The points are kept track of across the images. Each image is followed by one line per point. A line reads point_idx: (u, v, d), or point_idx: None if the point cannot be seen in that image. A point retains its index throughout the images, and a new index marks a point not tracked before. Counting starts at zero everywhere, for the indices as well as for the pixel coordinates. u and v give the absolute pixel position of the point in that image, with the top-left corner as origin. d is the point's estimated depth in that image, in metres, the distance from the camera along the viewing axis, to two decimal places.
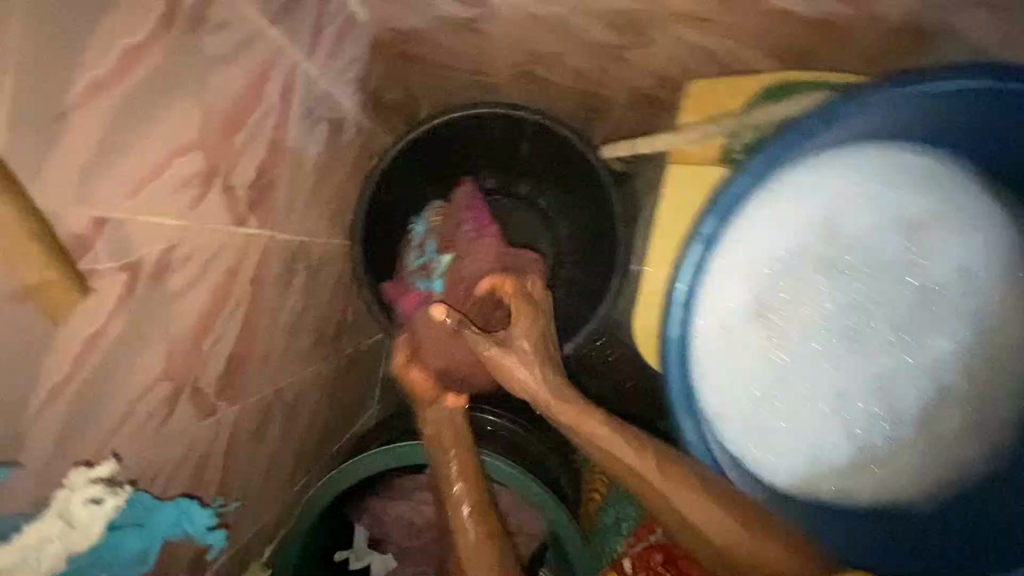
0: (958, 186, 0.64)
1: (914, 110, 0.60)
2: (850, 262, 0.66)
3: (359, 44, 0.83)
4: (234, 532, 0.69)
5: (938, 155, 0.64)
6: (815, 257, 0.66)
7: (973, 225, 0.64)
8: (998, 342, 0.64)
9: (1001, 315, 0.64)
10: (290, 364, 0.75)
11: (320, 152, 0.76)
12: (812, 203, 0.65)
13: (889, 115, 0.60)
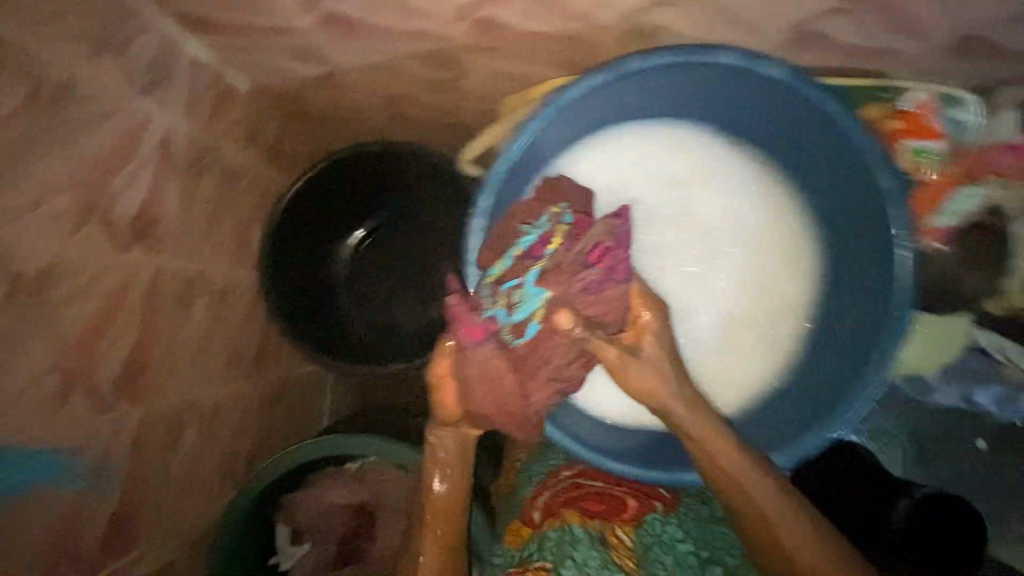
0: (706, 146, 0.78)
1: (638, 86, 0.70)
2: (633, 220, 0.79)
3: (246, 105, 0.99)
4: (154, 520, 0.83)
5: (685, 122, 0.77)
6: None
7: (723, 175, 0.78)
8: (764, 269, 0.77)
9: (762, 243, 0.77)
10: (197, 380, 0.92)
11: (209, 197, 0.93)
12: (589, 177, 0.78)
13: (622, 95, 0.71)
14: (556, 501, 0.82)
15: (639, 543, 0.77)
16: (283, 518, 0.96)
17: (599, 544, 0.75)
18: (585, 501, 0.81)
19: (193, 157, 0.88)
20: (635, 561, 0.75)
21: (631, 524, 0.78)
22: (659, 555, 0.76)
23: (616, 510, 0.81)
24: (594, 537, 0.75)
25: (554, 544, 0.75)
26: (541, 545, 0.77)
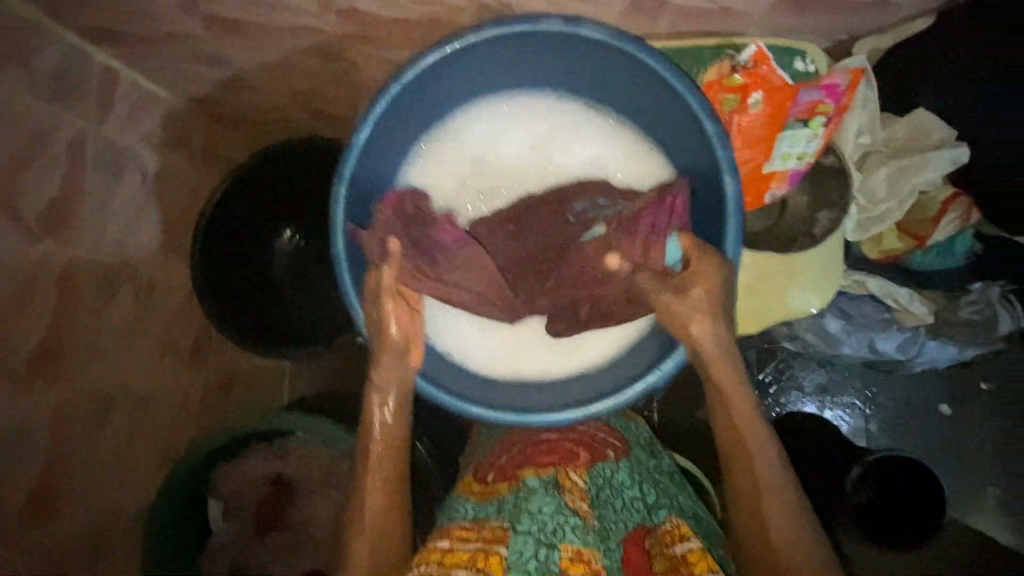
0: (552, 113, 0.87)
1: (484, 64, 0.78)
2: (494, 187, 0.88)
3: (168, 112, 1.08)
4: (81, 492, 0.90)
5: (531, 95, 0.86)
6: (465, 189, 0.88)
7: (570, 139, 0.87)
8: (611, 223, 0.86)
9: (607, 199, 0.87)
10: (126, 364, 1.00)
11: (130, 196, 1.01)
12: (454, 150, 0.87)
13: (471, 73, 0.79)
14: (510, 466, 0.85)
15: (592, 485, 0.81)
16: (212, 494, 1.01)
17: (552, 491, 0.79)
18: (536, 457, 0.85)
19: (112, 160, 0.96)
20: (588, 502, 0.78)
21: (585, 469, 0.83)
22: (611, 495, 0.82)
23: (571, 460, 0.85)
24: (547, 487, 0.79)
25: (512, 503, 0.78)
26: (497, 508, 0.79)
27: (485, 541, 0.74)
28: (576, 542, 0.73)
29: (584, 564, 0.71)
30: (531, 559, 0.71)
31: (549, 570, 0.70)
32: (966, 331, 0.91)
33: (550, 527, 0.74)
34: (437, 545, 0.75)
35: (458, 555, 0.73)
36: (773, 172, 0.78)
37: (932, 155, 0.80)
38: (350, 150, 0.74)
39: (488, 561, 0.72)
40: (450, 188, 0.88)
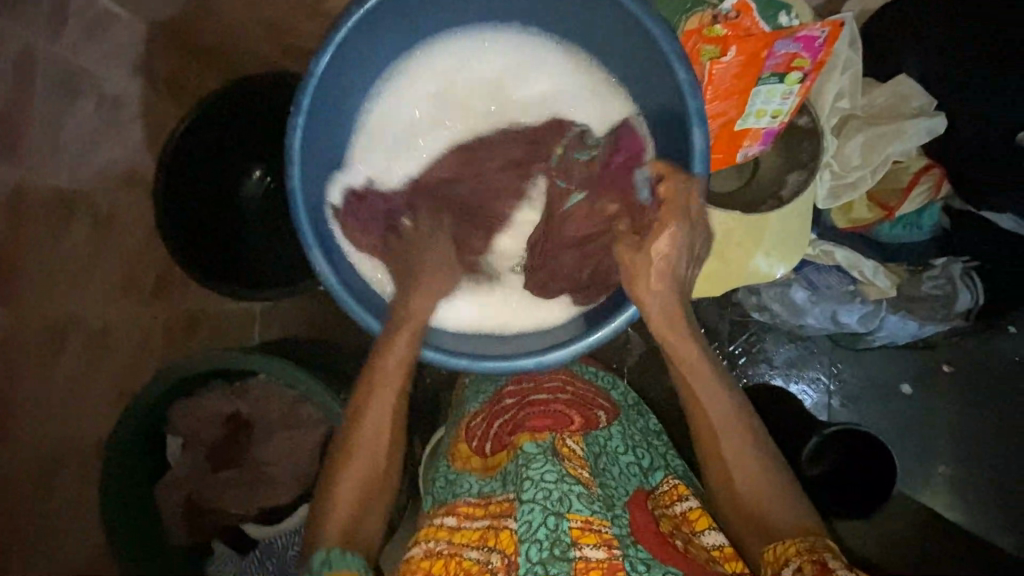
0: (517, 54, 0.87)
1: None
2: (454, 124, 0.88)
3: (130, 36, 1.03)
4: (32, 420, 0.90)
5: (495, 33, 0.86)
6: (427, 127, 0.88)
7: (534, 81, 0.87)
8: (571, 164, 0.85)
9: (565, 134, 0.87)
10: (82, 295, 0.98)
11: (90, 120, 0.97)
12: (420, 84, 0.87)
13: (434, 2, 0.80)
14: (503, 434, 0.87)
15: (589, 452, 0.82)
16: (169, 430, 1.01)
17: (552, 458, 0.77)
18: (530, 423, 0.85)
19: (69, 82, 0.92)
20: (589, 470, 0.78)
21: (580, 436, 0.84)
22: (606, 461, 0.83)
23: (565, 424, 0.85)
24: (545, 453, 0.77)
25: (512, 471, 0.79)
26: (498, 481, 0.81)
27: (492, 517, 0.77)
28: (584, 512, 0.71)
29: (595, 534, 0.69)
30: (540, 527, 0.70)
31: (559, 539, 0.69)
32: (926, 307, 0.92)
33: (556, 495, 0.72)
34: (444, 521, 0.80)
35: (468, 533, 0.77)
36: (746, 130, 0.74)
37: (909, 123, 0.79)
38: (310, 81, 0.74)
39: (498, 536, 0.75)
40: (411, 123, 0.88)
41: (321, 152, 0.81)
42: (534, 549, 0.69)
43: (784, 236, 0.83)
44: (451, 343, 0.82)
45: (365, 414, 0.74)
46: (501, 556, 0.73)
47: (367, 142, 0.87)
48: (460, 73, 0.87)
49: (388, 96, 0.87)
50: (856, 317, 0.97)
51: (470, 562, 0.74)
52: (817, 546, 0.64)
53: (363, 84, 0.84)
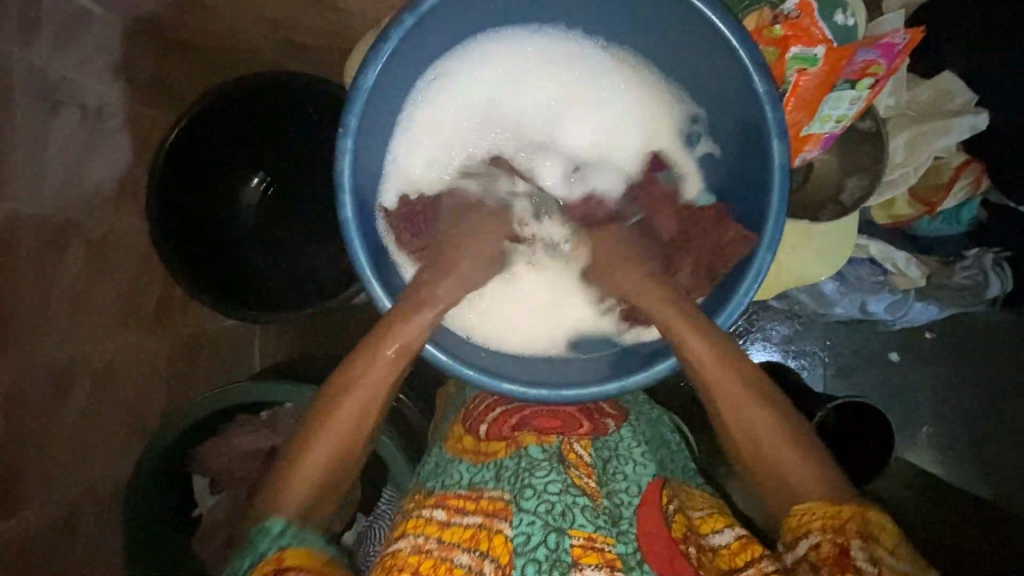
0: (566, 53, 0.81)
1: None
2: (501, 132, 0.84)
3: (106, 33, 0.92)
4: (49, 475, 0.83)
5: (543, 30, 0.80)
6: (473, 136, 0.83)
7: (584, 84, 0.83)
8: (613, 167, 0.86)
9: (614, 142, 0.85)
10: (85, 333, 0.89)
11: (73, 135, 0.87)
12: (464, 89, 0.81)
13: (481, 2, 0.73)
14: (505, 425, 0.78)
15: (598, 460, 0.76)
16: (196, 469, 0.96)
17: (557, 465, 0.73)
18: (538, 422, 0.79)
19: (42, 90, 0.81)
20: (596, 480, 0.74)
21: (589, 441, 0.78)
22: (618, 466, 0.75)
23: (572, 428, 0.79)
24: (551, 460, 0.73)
25: (512, 471, 0.73)
26: (494, 475, 0.73)
27: (485, 515, 0.70)
28: (587, 528, 0.68)
29: (598, 554, 0.67)
30: (540, 546, 0.67)
31: (560, 559, 0.66)
32: (956, 295, 0.96)
33: (559, 509, 0.69)
34: (433, 514, 0.70)
35: (459, 530, 0.69)
36: (810, 135, 0.74)
37: (957, 121, 0.81)
38: (357, 95, 0.68)
39: (491, 541, 0.68)
40: (457, 132, 0.82)
41: (370, 170, 0.76)
42: (531, 568, 0.66)
43: (828, 241, 0.83)
44: (521, 370, 0.76)
45: (338, 409, 0.68)
46: (494, 566, 0.67)
47: (409, 154, 0.81)
48: (505, 77, 0.82)
49: (431, 103, 0.80)
50: (883, 308, 0.99)
51: (460, 569, 0.66)
52: (845, 528, 0.57)
53: (406, 93, 0.78)
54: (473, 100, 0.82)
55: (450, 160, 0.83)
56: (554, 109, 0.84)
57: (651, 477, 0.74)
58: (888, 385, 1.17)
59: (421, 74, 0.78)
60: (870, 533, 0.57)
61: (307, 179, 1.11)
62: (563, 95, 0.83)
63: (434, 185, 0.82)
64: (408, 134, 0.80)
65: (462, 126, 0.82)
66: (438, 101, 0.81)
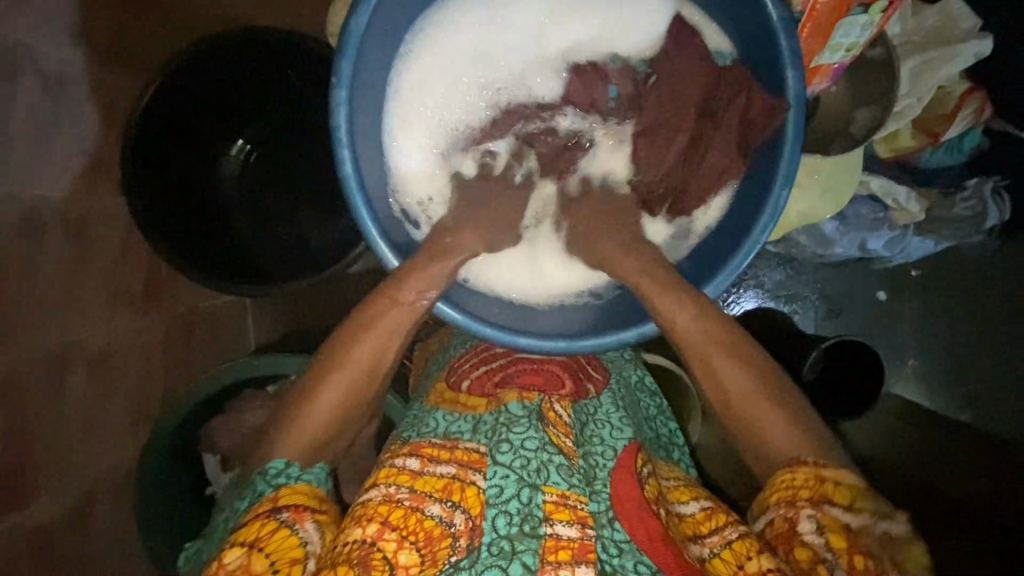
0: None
1: None
2: (500, 82, 0.79)
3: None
4: (54, 461, 0.82)
5: None
6: (471, 88, 0.78)
7: (583, 27, 0.79)
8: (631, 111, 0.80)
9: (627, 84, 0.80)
10: (73, 316, 0.86)
11: (34, 108, 0.82)
12: (455, 40, 0.77)
13: None
14: (488, 381, 0.77)
15: (577, 421, 0.74)
16: (207, 448, 0.95)
17: (536, 422, 0.70)
18: (519, 379, 0.77)
19: None
20: (573, 440, 0.72)
21: (569, 401, 0.76)
22: (596, 429, 0.74)
23: (554, 387, 0.77)
24: (531, 417, 0.70)
25: (491, 425, 0.71)
26: (471, 428, 0.72)
27: (460, 466, 0.68)
28: (561, 485, 0.65)
29: (570, 510, 0.64)
30: (512, 499, 0.64)
31: (532, 514, 0.63)
32: (954, 227, 0.96)
33: (534, 465, 0.66)
34: (405, 463, 0.67)
35: (431, 480, 0.66)
36: (820, 66, 0.72)
37: (961, 47, 0.80)
38: (349, 41, 0.64)
39: (465, 493, 0.66)
40: (454, 86, 0.78)
41: (367, 127, 0.72)
42: (502, 521, 0.63)
43: (835, 174, 0.84)
44: (539, 325, 0.75)
45: (349, 355, 0.67)
46: (466, 518, 0.64)
47: (407, 114, 0.77)
48: (498, 24, 0.78)
49: (423, 58, 0.77)
50: (882, 245, 1.00)
51: (430, 519, 0.63)
52: (796, 499, 0.58)
53: (396, 49, 0.75)
54: (468, 50, 0.78)
55: (449, 116, 0.78)
56: (551, 58, 0.79)
57: (628, 440, 0.72)
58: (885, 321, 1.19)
59: (410, 26, 0.75)
60: (823, 494, 0.57)
61: (292, 143, 1.06)
62: (561, 38, 0.79)
63: (434, 146, 0.78)
64: (402, 92, 0.76)
65: (460, 77, 0.78)
66: (431, 54, 0.77)
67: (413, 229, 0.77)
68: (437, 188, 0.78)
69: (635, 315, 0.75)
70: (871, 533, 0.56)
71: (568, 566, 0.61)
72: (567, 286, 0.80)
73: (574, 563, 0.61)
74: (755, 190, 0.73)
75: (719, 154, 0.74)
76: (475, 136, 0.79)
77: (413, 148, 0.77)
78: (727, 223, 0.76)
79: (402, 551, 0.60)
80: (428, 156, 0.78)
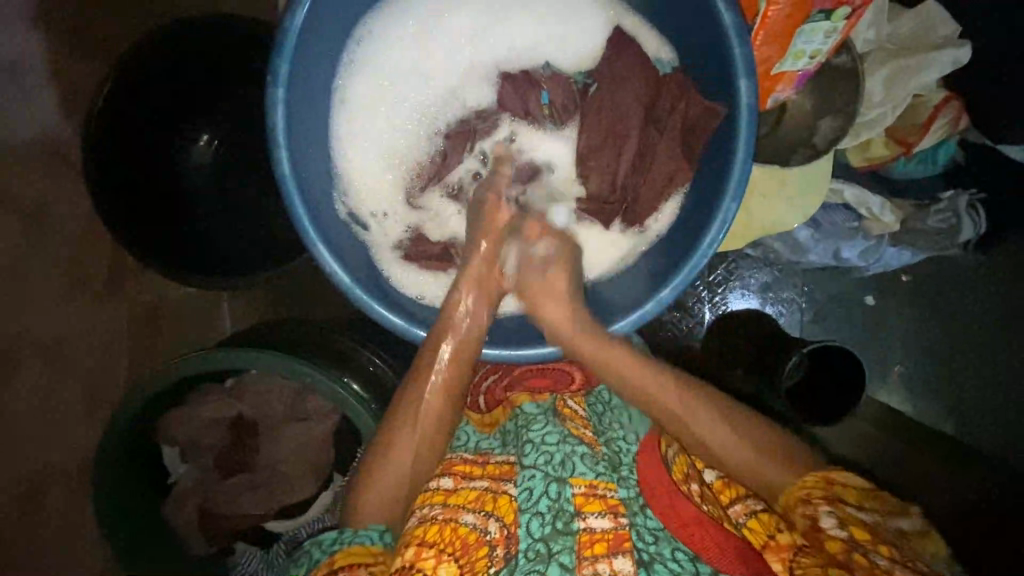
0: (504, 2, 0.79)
1: None
2: (445, 87, 0.80)
3: None
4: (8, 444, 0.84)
5: None
6: (415, 93, 0.79)
7: (528, 34, 0.79)
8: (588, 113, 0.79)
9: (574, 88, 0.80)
10: None
11: None
12: (402, 43, 0.78)
13: None
14: (498, 389, 0.79)
15: (593, 413, 0.72)
16: (164, 441, 0.94)
17: (553, 418, 0.70)
18: (528, 381, 0.78)
19: None
20: (593, 429, 0.70)
21: (582, 396, 0.75)
22: (615, 416, 0.72)
23: (565, 384, 0.77)
24: (547, 414, 0.71)
25: (514, 433, 0.71)
26: (499, 440, 0.72)
27: (491, 479, 0.67)
28: (589, 475, 0.64)
29: (601, 500, 0.62)
30: (542, 498, 0.63)
31: (563, 509, 0.62)
32: (930, 238, 0.94)
33: (558, 458, 0.65)
34: (439, 484, 0.67)
35: (465, 494, 0.66)
36: (782, 74, 0.71)
37: (934, 55, 0.80)
38: (287, 39, 0.64)
39: (497, 502, 0.65)
40: (399, 89, 0.78)
41: (312, 129, 0.73)
42: (535, 523, 0.62)
43: (800, 185, 0.85)
44: (508, 333, 0.75)
45: (391, 459, 0.68)
46: (499, 525, 0.63)
47: (353, 114, 0.77)
48: (444, 29, 0.79)
49: (369, 59, 0.77)
50: (856, 254, 0.97)
51: (466, 527, 0.62)
52: (811, 497, 0.58)
53: (342, 48, 0.75)
54: (413, 64, 0.79)
55: (394, 129, 0.79)
56: (497, 64, 0.80)
57: (649, 425, 0.70)
58: (874, 330, 1.12)
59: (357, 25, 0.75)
60: (837, 496, 0.57)
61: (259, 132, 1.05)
62: (507, 45, 0.80)
63: (381, 153, 0.79)
64: (348, 98, 0.77)
65: (405, 89, 0.79)
66: (376, 64, 0.77)
67: (363, 235, 0.77)
68: (388, 204, 0.79)
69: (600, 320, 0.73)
70: (885, 528, 0.56)
71: (606, 559, 0.59)
72: None
73: (611, 555, 0.60)
74: (704, 202, 0.71)
75: (665, 156, 0.76)
76: (424, 158, 0.80)
77: (359, 151, 0.78)
78: (672, 234, 0.75)
79: (442, 566, 0.59)
80: (373, 159, 0.79)
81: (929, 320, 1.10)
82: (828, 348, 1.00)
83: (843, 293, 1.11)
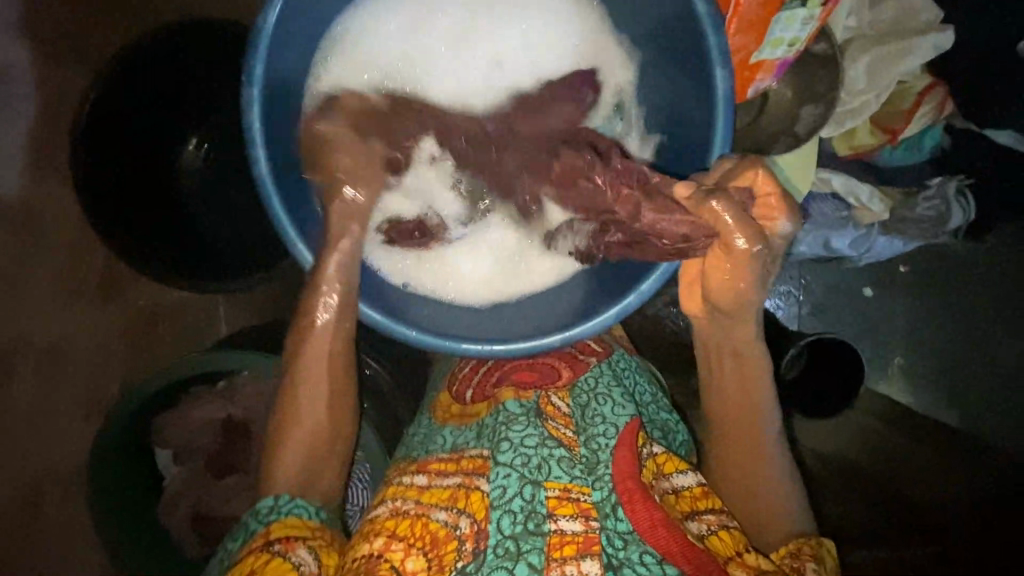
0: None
1: None
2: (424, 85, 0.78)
3: None
4: None
5: None
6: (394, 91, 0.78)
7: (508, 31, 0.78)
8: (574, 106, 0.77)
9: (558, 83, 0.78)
10: None
11: None
12: (379, 42, 0.77)
13: None
14: (487, 385, 0.77)
15: (577, 408, 0.72)
16: (156, 442, 0.94)
17: (535, 419, 0.69)
18: (514, 377, 0.76)
19: None
20: (574, 429, 0.70)
21: (567, 391, 0.74)
22: (597, 407, 0.71)
23: (550, 380, 0.76)
24: (529, 415, 0.69)
25: (491, 428, 0.70)
26: (475, 434, 0.71)
27: (465, 475, 0.67)
28: (564, 479, 0.64)
29: (573, 504, 0.62)
30: (514, 498, 0.62)
31: (535, 510, 0.61)
32: (919, 226, 0.94)
33: (535, 462, 0.65)
34: (413, 480, 0.68)
35: (438, 492, 0.65)
36: (761, 63, 0.71)
37: (917, 42, 0.80)
38: (259, 38, 0.65)
39: (469, 498, 0.64)
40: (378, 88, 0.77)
41: (289, 125, 0.72)
42: (507, 520, 0.61)
43: (785, 174, 0.85)
44: (491, 328, 0.74)
45: (299, 412, 0.68)
46: (471, 521, 0.63)
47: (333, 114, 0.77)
48: (420, 26, 0.77)
49: (345, 60, 0.76)
50: (847, 244, 0.96)
51: (436, 523, 0.62)
52: (801, 554, 0.63)
53: (318, 48, 0.74)
54: (389, 58, 0.77)
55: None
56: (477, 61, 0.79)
57: (630, 417, 0.70)
58: (872, 321, 1.11)
59: (332, 25, 0.75)
60: (820, 556, 0.63)
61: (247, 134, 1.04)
62: (486, 41, 0.78)
63: None
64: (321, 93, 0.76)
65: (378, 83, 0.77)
66: (350, 59, 0.76)
67: None
68: None
69: (587, 315, 0.73)
70: None
71: (574, 561, 0.59)
72: (538, 285, 0.79)
73: (579, 557, 0.59)
74: None
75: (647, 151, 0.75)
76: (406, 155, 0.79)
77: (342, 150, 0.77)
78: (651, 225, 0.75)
79: (410, 557, 0.60)
80: None
81: (925, 311, 1.09)
82: (828, 342, 0.99)
83: (837, 284, 1.11)
